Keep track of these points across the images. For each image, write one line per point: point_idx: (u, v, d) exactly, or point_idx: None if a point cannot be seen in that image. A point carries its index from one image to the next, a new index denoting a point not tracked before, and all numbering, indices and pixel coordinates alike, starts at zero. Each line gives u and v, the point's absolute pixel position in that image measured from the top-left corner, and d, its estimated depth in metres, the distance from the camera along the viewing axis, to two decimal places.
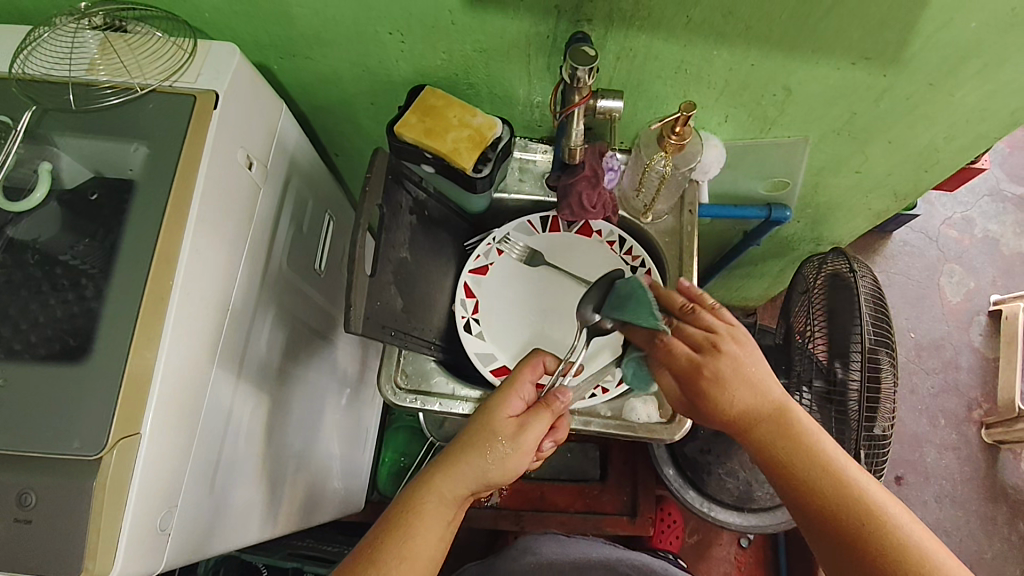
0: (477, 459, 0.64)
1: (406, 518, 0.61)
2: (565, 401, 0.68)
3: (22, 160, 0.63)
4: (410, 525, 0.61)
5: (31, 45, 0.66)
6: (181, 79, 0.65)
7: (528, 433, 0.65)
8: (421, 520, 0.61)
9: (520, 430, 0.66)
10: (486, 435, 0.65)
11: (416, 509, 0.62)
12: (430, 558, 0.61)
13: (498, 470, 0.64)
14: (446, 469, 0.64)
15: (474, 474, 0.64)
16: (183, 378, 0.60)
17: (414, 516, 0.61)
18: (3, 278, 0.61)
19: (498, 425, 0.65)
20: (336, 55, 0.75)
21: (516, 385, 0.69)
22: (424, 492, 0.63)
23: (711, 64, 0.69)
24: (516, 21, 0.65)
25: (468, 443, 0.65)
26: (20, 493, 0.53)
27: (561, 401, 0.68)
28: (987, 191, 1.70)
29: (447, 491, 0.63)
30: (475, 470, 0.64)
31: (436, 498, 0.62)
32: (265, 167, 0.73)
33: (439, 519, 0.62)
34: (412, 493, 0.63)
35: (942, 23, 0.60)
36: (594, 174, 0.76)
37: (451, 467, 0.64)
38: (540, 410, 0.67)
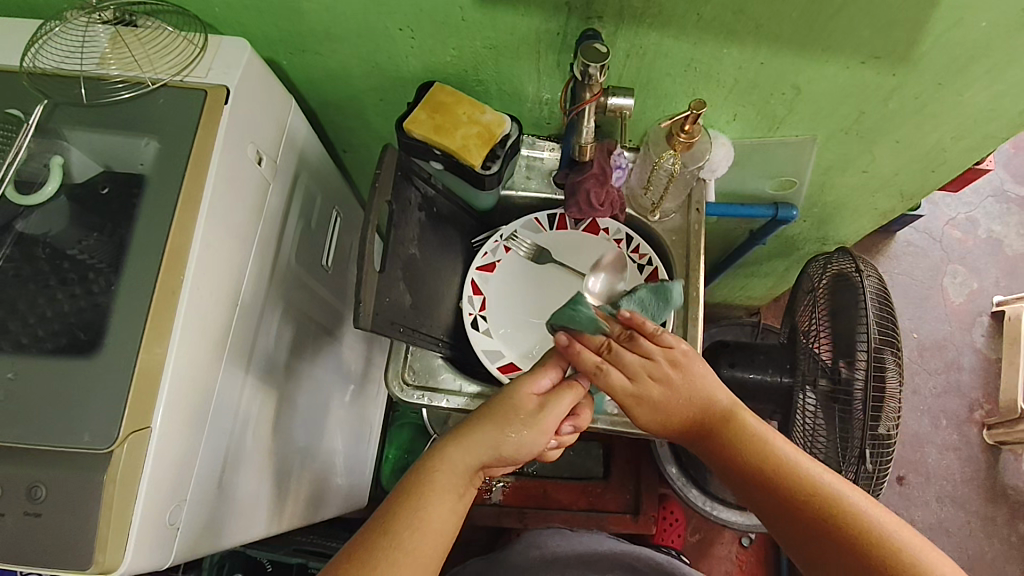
0: (492, 434, 0.63)
1: (416, 490, 0.61)
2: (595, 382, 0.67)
3: (33, 154, 0.63)
4: (422, 498, 0.61)
5: (41, 39, 0.66)
6: (192, 73, 0.65)
7: (551, 415, 0.64)
8: (434, 494, 0.61)
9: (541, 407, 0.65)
10: (506, 411, 0.64)
11: (430, 481, 0.62)
12: (441, 531, 0.61)
13: (512, 446, 0.63)
14: (458, 442, 0.64)
15: (488, 448, 0.63)
16: (193, 372, 0.60)
17: (424, 487, 0.62)
18: (12, 272, 0.61)
19: (519, 404, 0.64)
20: (345, 51, 0.75)
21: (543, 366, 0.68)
22: (435, 463, 0.63)
23: (720, 63, 0.69)
24: (527, 17, 0.65)
25: (487, 418, 0.64)
26: (30, 486, 0.54)
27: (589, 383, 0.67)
28: (991, 192, 1.71)
29: (459, 464, 0.63)
30: (490, 444, 0.63)
31: (448, 469, 0.62)
32: (274, 163, 0.73)
33: (451, 493, 0.62)
34: (427, 464, 0.63)
35: (952, 23, 0.60)
36: (603, 173, 0.76)
37: (463, 440, 0.64)
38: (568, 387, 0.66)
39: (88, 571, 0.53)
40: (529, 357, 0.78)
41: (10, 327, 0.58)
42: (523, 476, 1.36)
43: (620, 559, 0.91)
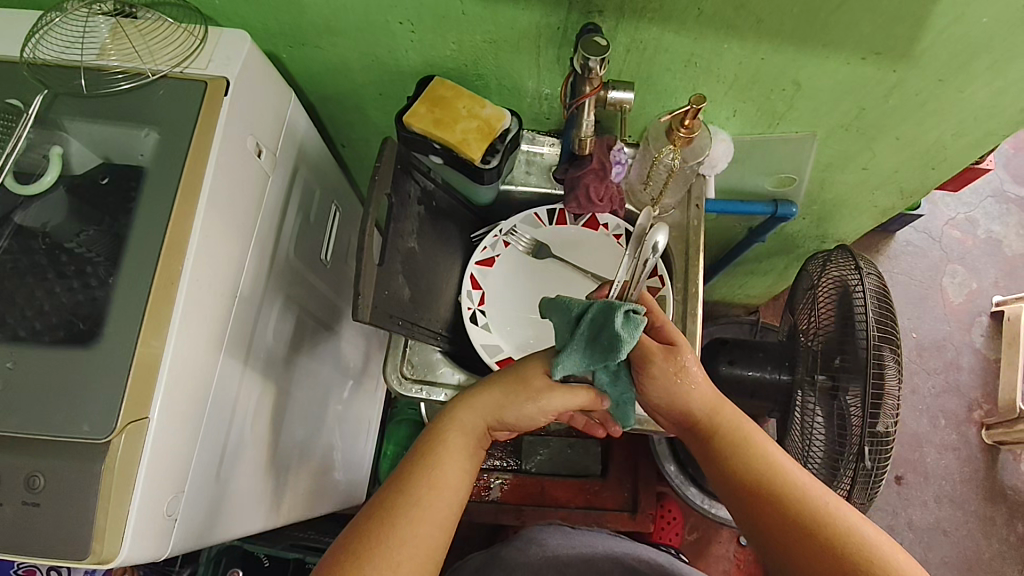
0: (498, 397, 0.65)
1: (431, 448, 0.63)
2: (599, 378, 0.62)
3: (32, 145, 0.64)
4: (433, 458, 0.62)
5: (41, 30, 0.66)
6: (192, 65, 0.65)
7: (556, 394, 0.65)
8: (446, 451, 0.63)
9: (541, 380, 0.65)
10: (515, 380, 0.66)
11: (444, 434, 0.64)
12: (457, 485, 0.62)
13: (514, 413, 0.65)
14: (467, 403, 0.66)
15: (492, 409, 0.65)
16: (192, 363, 0.61)
17: (439, 443, 0.63)
18: (10, 264, 0.61)
19: (532, 375, 0.66)
20: (345, 45, 0.75)
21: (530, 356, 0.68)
22: (447, 423, 0.65)
23: (721, 58, 0.69)
24: (527, 11, 0.65)
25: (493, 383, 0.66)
26: (28, 475, 0.54)
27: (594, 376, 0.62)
28: (990, 192, 1.71)
29: (470, 425, 0.65)
30: (495, 407, 0.65)
31: (459, 429, 0.65)
32: (274, 155, 0.73)
33: (459, 451, 0.64)
34: (435, 427, 0.65)
35: (954, 18, 0.60)
36: (602, 167, 0.76)
37: (471, 404, 0.66)
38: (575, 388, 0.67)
39: (86, 560, 0.53)
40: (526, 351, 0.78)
41: (7, 319, 0.58)
42: (521, 474, 1.35)
43: (621, 560, 0.90)
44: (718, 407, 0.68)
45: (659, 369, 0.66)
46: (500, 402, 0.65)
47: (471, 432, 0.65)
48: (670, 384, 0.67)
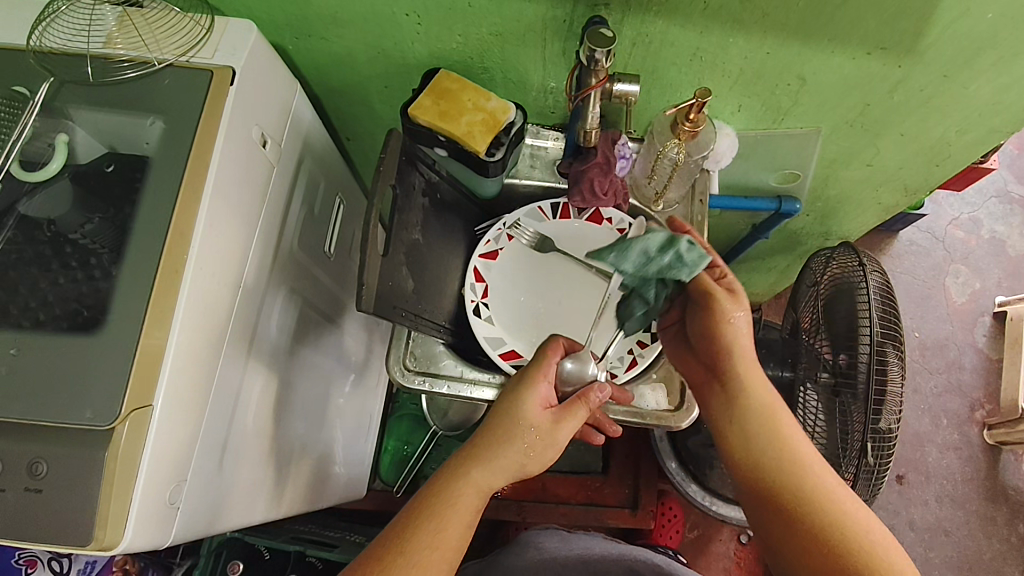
0: (517, 454, 0.64)
1: (439, 508, 0.61)
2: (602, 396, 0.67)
3: (38, 134, 0.63)
4: (437, 516, 0.61)
5: (49, 18, 0.66)
6: (198, 54, 0.65)
7: (565, 426, 0.65)
8: (453, 513, 0.61)
9: (556, 422, 0.65)
10: (521, 426, 0.64)
11: (455, 495, 0.62)
12: (460, 544, 0.61)
13: (532, 462, 0.65)
14: (483, 460, 0.63)
15: (512, 464, 0.64)
16: (195, 352, 0.61)
17: (450, 503, 0.62)
18: (14, 253, 0.61)
19: (539, 414, 0.65)
20: (351, 37, 0.75)
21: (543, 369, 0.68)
22: (460, 481, 0.63)
23: (727, 52, 0.69)
24: (533, 4, 0.65)
25: (502, 434, 0.64)
26: (31, 462, 0.54)
27: (597, 395, 0.67)
28: (994, 193, 1.70)
29: (484, 482, 0.63)
30: (515, 461, 0.64)
31: (473, 488, 0.63)
32: (278, 146, 0.73)
33: (470, 509, 0.62)
34: (447, 484, 0.63)
35: (960, 13, 0.60)
36: (607, 162, 0.76)
37: (488, 459, 0.63)
38: (574, 406, 0.66)
39: (88, 547, 0.53)
40: (529, 343, 0.78)
41: (10, 309, 0.57)
42: None
43: (619, 559, 0.91)
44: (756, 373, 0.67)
45: (719, 312, 0.66)
46: (508, 451, 0.64)
47: (481, 484, 0.63)
48: (715, 334, 0.67)
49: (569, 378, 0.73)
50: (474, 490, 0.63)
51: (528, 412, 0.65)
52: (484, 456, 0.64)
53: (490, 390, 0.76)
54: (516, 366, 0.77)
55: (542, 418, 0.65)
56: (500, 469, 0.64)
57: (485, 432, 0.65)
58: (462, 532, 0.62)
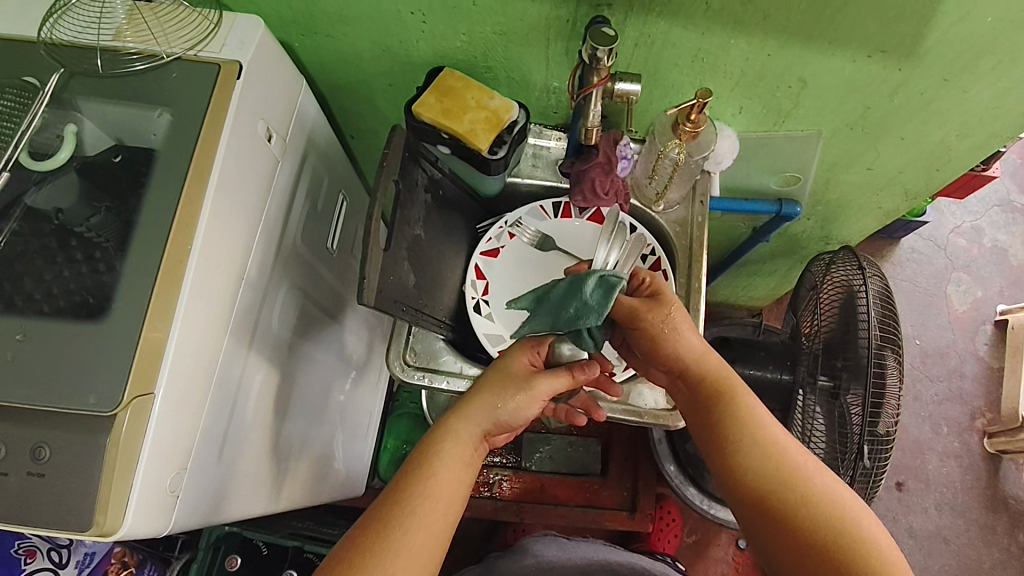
0: (493, 399, 0.66)
1: (423, 460, 0.62)
2: (591, 369, 0.69)
3: (47, 123, 0.64)
4: (428, 466, 0.61)
5: (60, 11, 0.67)
6: (206, 48, 0.66)
7: (544, 379, 0.67)
8: (441, 461, 0.62)
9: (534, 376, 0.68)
10: (503, 378, 0.67)
11: (438, 446, 0.63)
12: (449, 498, 0.60)
13: (512, 415, 0.66)
14: (462, 412, 0.65)
15: (490, 414, 0.66)
16: (198, 341, 0.61)
17: (433, 454, 0.62)
18: (21, 241, 0.61)
19: (517, 367, 0.68)
20: (356, 34, 0.76)
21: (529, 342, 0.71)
22: (442, 433, 0.64)
23: (728, 54, 0.70)
24: (537, 4, 0.66)
25: (484, 387, 0.67)
26: (35, 447, 0.54)
27: (586, 369, 0.69)
28: (997, 202, 1.70)
29: (465, 433, 0.64)
30: (492, 410, 0.66)
31: (454, 438, 0.64)
32: (283, 141, 0.73)
33: (455, 460, 0.62)
34: (430, 438, 0.64)
35: (959, 17, 0.60)
36: (608, 162, 0.76)
37: (466, 410, 0.66)
38: (557, 370, 0.69)
39: (89, 532, 0.53)
40: None
41: (14, 300, 0.58)
42: (520, 471, 1.36)
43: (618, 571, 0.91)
44: (708, 364, 0.67)
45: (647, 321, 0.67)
46: (494, 405, 0.66)
47: (469, 437, 0.64)
48: (661, 344, 0.67)
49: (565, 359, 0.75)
50: (462, 443, 0.64)
51: (509, 369, 0.68)
52: (471, 412, 0.65)
53: None
54: None
55: (523, 374, 0.68)
56: (488, 421, 0.66)
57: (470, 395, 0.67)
58: (457, 484, 0.62)
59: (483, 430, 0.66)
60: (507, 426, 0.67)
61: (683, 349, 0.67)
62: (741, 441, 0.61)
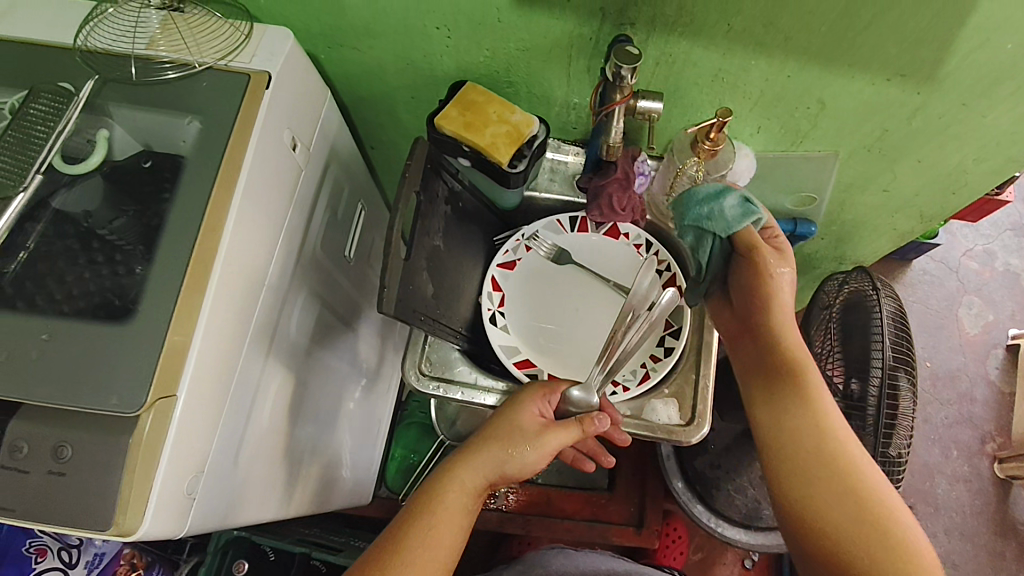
0: (500, 452, 0.66)
1: (427, 508, 0.62)
2: (600, 425, 0.68)
3: (78, 128, 0.65)
4: (432, 516, 0.62)
5: (95, 19, 0.68)
6: (237, 59, 0.67)
7: (554, 435, 0.67)
8: (444, 513, 0.62)
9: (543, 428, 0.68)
10: (510, 431, 0.67)
11: (442, 496, 0.63)
12: (448, 551, 0.61)
13: (516, 467, 0.66)
14: (468, 461, 0.65)
15: (495, 465, 0.66)
16: (219, 345, 0.62)
17: (437, 503, 0.63)
18: (48, 242, 0.62)
19: (525, 420, 0.68)
20: (381, 48, 0.78)
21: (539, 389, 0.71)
22: (447, 481, 0.64)
23: (748, 74, 0.71)
24: (561, 22, 0.68)
25: (491, 435, 0.67)
26: (57, 445, 0.55)
27: (596, 423, 0.68)
28: (1009, 226, 1.70)
29: (469, 482, 0.65)
30: (498, 462, 0.66)
31: (458, 487, 0.64)
32: (307, 150, 0.74)
33: (458, 510, 0.63)
34: (434, 487, 0.64)
35: (979, 43, 0.61)
36: (626, 178, 0.78)
37: (472, 460, 0.66)
38: (567, 425, 0.69)
39: (108, 532, 0.54)
40: (544, 352, 0.79)
41: (38, 300, 0.58)
42: (527, 484, 1.36)
43: None
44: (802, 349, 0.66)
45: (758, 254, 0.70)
46: (503, 454, 0.66)
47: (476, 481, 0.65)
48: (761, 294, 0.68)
49: (575, 403, 0.74)
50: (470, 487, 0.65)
51: (522, 420, 0.68)
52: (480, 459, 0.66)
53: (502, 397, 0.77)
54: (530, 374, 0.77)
55: (532, 426, 0.68)
56: (495, 470, 0.66)
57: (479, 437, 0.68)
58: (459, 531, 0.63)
59: (486, 480, 0.66)
60: (509, 477, 0.68)
61: (775, 315, 0.67)
62: (799, 421, 0.62)
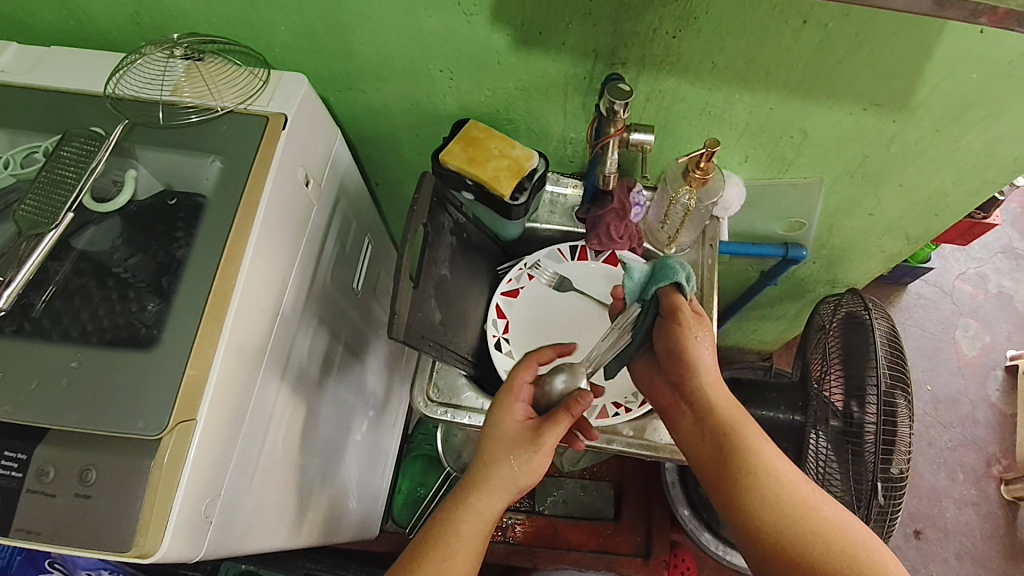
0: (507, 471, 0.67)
1: (441, 535, 0.64)
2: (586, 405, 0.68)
3: (106, 169, 0.70)
4: (447, 543, 0.64)
5: (124, 68, 0.74)
6: (255, 103, 0.72)
7: (547, 433, 0.68)
8: (460, 537, 0.64)
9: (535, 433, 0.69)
10: (504, 445, 0.68)
11: (455, 522, 0.65)
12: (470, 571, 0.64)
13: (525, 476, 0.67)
14: (477, 486, 0.67)
15: (507, 485, 0.67)
16: (237, 371, 0.65)
17: (451, 529, 0.65)
18: (76, 276, 0.66)
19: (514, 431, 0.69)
20: (388, 90, 0.83)
21: (515, 392, 0.73)
22: (460, 508, 0.66)
23: (734, 107, 0.75)
24: (557, 62, 0.73)
25: (491, 456, 0.68)
26: (83, 469, 0.57)
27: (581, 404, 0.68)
28: (1000, 249, 1.74)
29: (484, 507, 0.66)
30: (509, 482, 0.67)
31: (473, 514, 0.66)
32: (319, 187, 0.79)
33: (474, 532, 0.65)
34: (448, 515, 0.66)
35: (945, 74, 0.66)
36: (622, 208, 0.82)
37: (482, 484, 0.67)
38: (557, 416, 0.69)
39: (129, 552, 0.56)
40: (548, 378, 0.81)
41: (65, 333, 0.62)
42: (533, 514, 1.38)
43: None
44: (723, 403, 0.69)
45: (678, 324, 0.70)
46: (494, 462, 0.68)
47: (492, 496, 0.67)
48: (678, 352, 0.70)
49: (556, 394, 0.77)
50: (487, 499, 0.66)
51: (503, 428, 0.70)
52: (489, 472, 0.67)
53: None
54: None
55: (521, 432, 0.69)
56: (502, 482, 0.67)
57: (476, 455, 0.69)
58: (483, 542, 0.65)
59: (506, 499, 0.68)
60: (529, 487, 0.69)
61: (705, 381, 0.69)
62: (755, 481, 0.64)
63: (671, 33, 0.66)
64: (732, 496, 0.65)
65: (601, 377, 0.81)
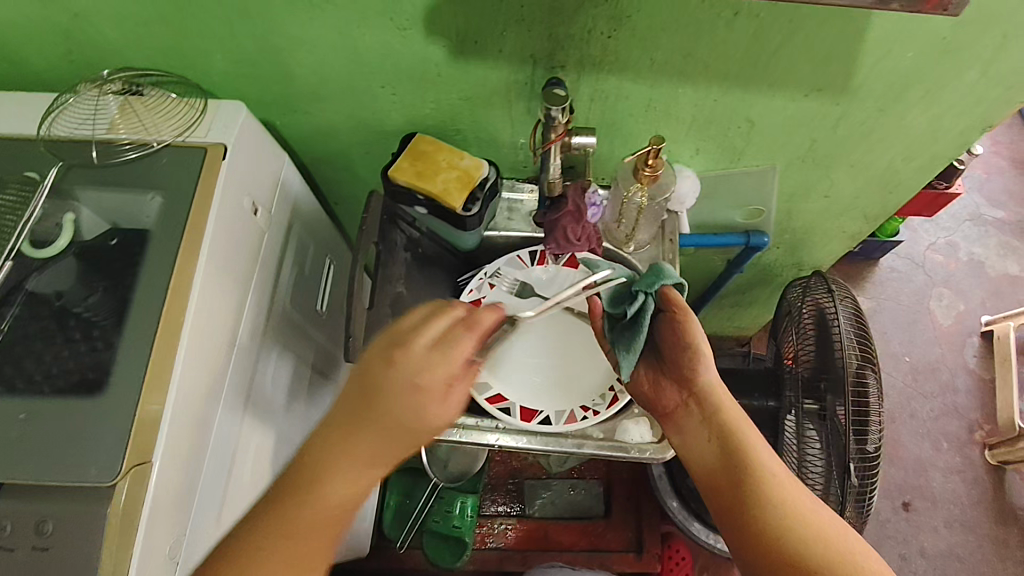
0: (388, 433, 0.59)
1: (301, 490, 0.59)
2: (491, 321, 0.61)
3: (46, 214, 0.68)
4: (308, 495, 0.59)
5: (57, 109, 0.72)
6: (193, 134, 0.70)
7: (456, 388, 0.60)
8: (319, 492, 0.58)
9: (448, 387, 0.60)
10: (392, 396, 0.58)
11: (319, 483, 0.59)
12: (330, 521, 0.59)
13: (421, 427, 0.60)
14: (348, 438, 0.59)
15: (389, 444, 0.60)
16: (194, 409, 0.64)
17: (315, 489, 0.59)
18: (21, 325, 0.64)
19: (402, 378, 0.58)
20: (333, 109, 0.83)
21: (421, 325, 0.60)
22: (329, 467, 0.59)
23: (678, 102, 0.75)
24: (497, 70, 0.72)
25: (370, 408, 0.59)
26: (38, 522, 0.56)
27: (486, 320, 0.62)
28: (968, 216, 1.76)
29: (353, 467, 0.59)
30: (390, 441, 0.60)
31: (342, 473, 0.59)
32: (268, 213, 0.78)
33: (342, 487, 0.59)
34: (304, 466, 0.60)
35: (881, 55, 0.66)
36: (578, 210, 0.81)
37: (349, 441, 0.59)
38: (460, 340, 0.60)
39: None
40: (516, 387, 0.80)
41: (13, 383, 0.61)
42: (524, 518, 1.38)
43: None
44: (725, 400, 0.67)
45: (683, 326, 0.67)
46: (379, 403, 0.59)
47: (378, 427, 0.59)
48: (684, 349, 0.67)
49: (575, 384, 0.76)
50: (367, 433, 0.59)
51: (400, 366, 0.58)
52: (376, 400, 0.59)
53: (477, 433, 0.78)
54: (503, 408, 0.79)
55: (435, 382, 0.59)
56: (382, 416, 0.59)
57: (356, 398, 0.60)
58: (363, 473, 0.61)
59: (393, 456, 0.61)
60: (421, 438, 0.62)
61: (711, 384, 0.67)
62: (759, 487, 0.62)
63: (605, 33, 0.66)
64: (733, 499, 0.63)
65: (567, 381, 0.81)
